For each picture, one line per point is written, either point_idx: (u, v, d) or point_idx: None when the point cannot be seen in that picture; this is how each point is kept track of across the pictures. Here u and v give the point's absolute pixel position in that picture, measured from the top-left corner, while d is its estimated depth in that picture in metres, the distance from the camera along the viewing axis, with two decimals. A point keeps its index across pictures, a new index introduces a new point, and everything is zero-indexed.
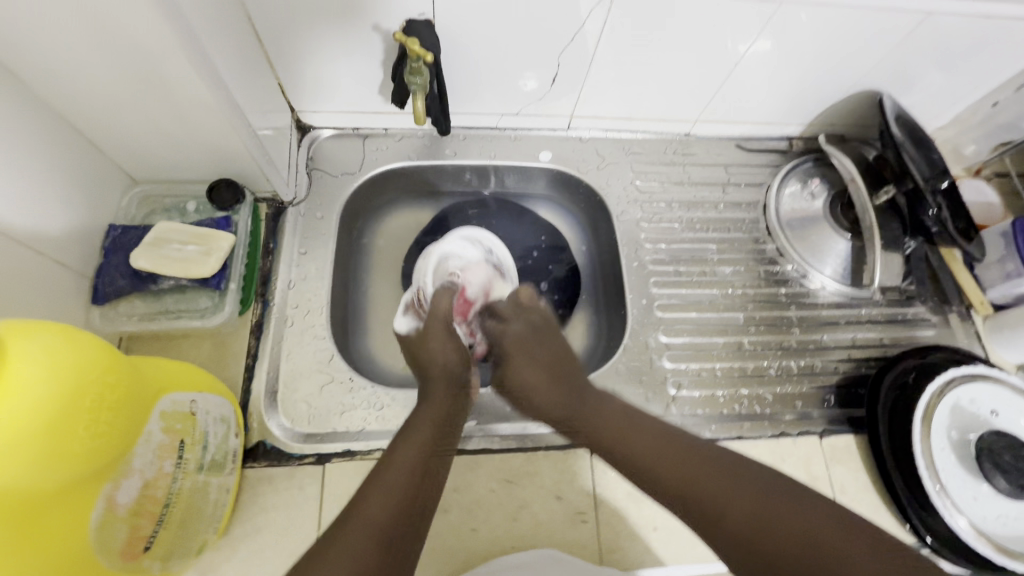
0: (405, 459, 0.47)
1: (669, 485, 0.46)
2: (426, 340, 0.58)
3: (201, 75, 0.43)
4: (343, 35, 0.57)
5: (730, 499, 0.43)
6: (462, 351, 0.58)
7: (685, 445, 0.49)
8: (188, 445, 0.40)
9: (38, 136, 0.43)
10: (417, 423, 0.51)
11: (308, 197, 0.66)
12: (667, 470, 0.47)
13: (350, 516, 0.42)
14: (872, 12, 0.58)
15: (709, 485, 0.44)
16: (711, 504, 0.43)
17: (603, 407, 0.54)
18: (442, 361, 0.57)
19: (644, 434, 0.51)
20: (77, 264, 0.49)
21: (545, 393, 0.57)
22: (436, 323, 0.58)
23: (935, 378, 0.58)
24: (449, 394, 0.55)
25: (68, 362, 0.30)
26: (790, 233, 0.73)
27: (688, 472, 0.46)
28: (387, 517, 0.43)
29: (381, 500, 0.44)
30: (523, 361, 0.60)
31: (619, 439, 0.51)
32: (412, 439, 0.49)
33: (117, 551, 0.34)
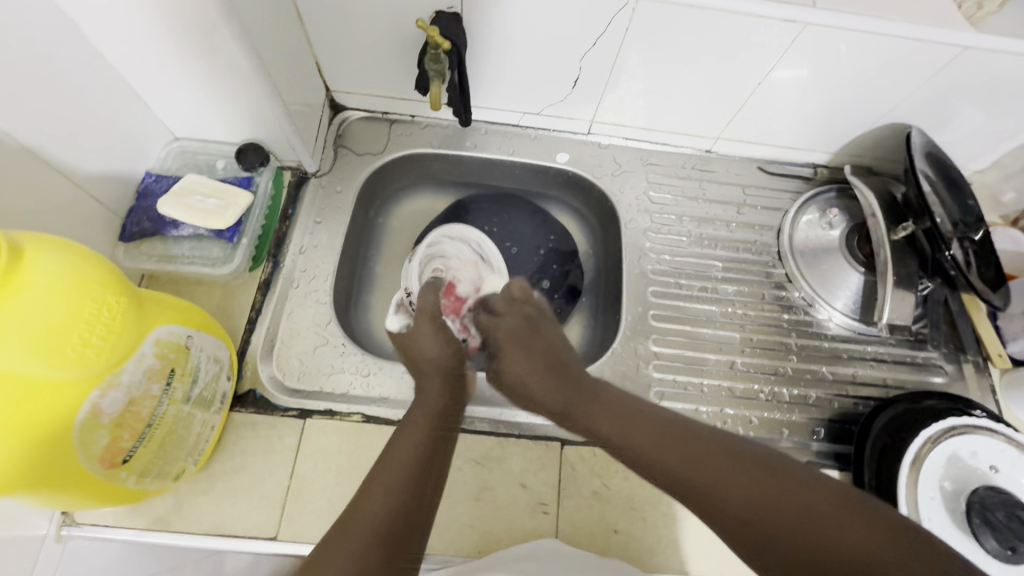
0: (404, 455, 0.53)
1: (693, 489, 0.47)
2: (416, 338, 0.66)
3: (239, 43, 0.48)
4: (379, 23, 0.60)
5: (726, 482, 0.46)
6: (450, 341, 0.67)
7: (686, 434, 0.51)
8: (179, 374, 0.44)
9: (90, 82, 0.48)
10: (414, 432, 0.54)
11: (330, 171, 0.69)
12: (668, 456, 0.50)
13: (353, 514, 0.49)
14: (903, 41, 0.57)
15: (708, 468, 0.47)
16: (724, 509, 0.45)
17: (597, 395, 0.58)
18: (434, 359, 0.64)
19: (639, 419, 0.54)
20: (109, 202, 0.54)
21: (538, 381, 0.61)
22: (423, 325, 0.67)
23: (936, 423, 0.56)
24: (446, 395, 0.59)
25: (75, 274, 0.34)
26: (801, 260, 0.71)
27: (696, 462, 0.48)
28: (385, 516, 0.49)
29: (387, 494, 0.50)
30: (512, 350, 0.66)
31: (620, 431, 0.54)
32: (403, 443, 0.54)
33: (97, 456, 0.37)
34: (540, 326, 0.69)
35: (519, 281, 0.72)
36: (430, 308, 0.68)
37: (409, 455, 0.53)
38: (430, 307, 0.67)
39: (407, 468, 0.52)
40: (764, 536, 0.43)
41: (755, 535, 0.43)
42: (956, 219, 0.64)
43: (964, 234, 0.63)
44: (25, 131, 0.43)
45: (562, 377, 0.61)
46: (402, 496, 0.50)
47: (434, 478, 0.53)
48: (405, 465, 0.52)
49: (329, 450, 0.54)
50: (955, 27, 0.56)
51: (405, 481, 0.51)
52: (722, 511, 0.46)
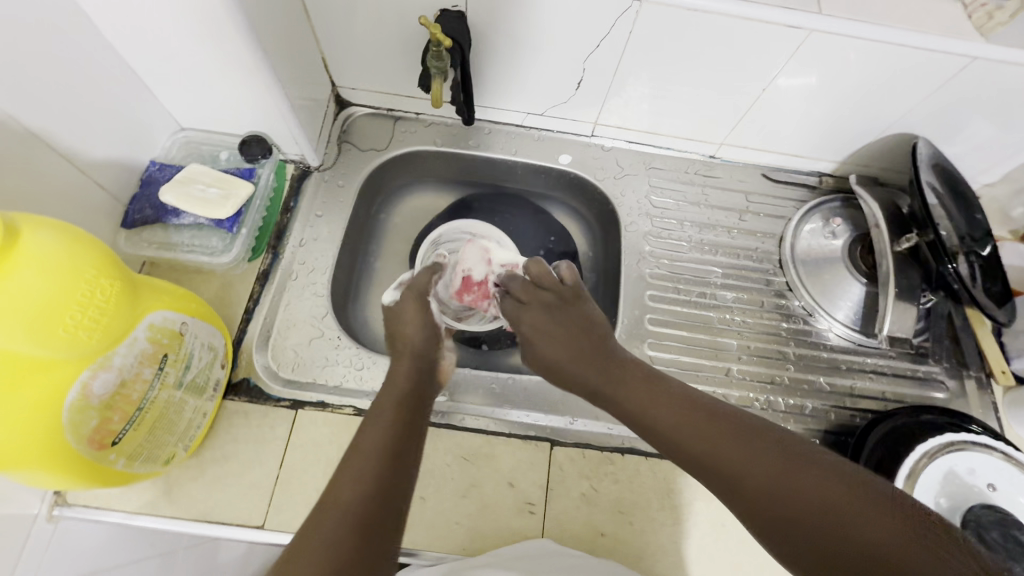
0: (375, 439, 0.43)
1: (693, 456, 0.41)
2: (401, 318, 0.56)
3: (244, 37, 0.48)
4: (385, 21, 0.61)
5: (755, 466, 0.38)
6: (431, 326, 0.56)
7: (720, 418, 0.42)
8: (172, 360, 0.44)
9: (97, 70, 0.49)
10: (382, 403, 0.47)
11: (333, 166, 0.70)
12: (696, 442, 0.41)
13: (325, 499, 0.39)
14: (909, 51, 0.56)
15: (737, 453, 0.39)
16: (728, 475, 0.39)
17: (625, 366, 0.49)
18: (410, 338, 0.53)
19: (663, 396, 0.45)
20: (113, 189, 0.55)
21: (559, 358, 0.51)
22: (410, 298, 0.57)
23: (932, 439, 0.55)
24: (417, 370, 0.51)
25: (66, 256, 0.34)
26: (803, 269, 0.71)
27: (718, 445, 0.40)
28: (362, 501, 0.39)
29: (356, 481, 0.40)
30: (544, 337, 0.52)
31: (641, 403, 0.46)
32: (377, 424, 0.44)
33: (87, 437, 0.38)
34: (573, 309, 0.54)
35: (538, 259, 0.57)
36: (421, 285, 0.58)
37: (383, 436, 0.43)
38: (419, 285, 0.58)
39: (380, 457, 0.42)
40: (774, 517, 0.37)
41: (774, 524, 0.37)
42: (963, 233, 0.63)
43: (971, 248, 0.62)
44: (31, 117, 0.44)
45: (583, 341, 0.51)
46: (378, 482, 0.40)
47: (412, 462, 0.44)
48: (381, 448, 0.42)
49: (319, 442, 0.54)
50: (964, 38, 0.56)
51: (381, 463, 0.41)
52: (746, 493, 0.38)
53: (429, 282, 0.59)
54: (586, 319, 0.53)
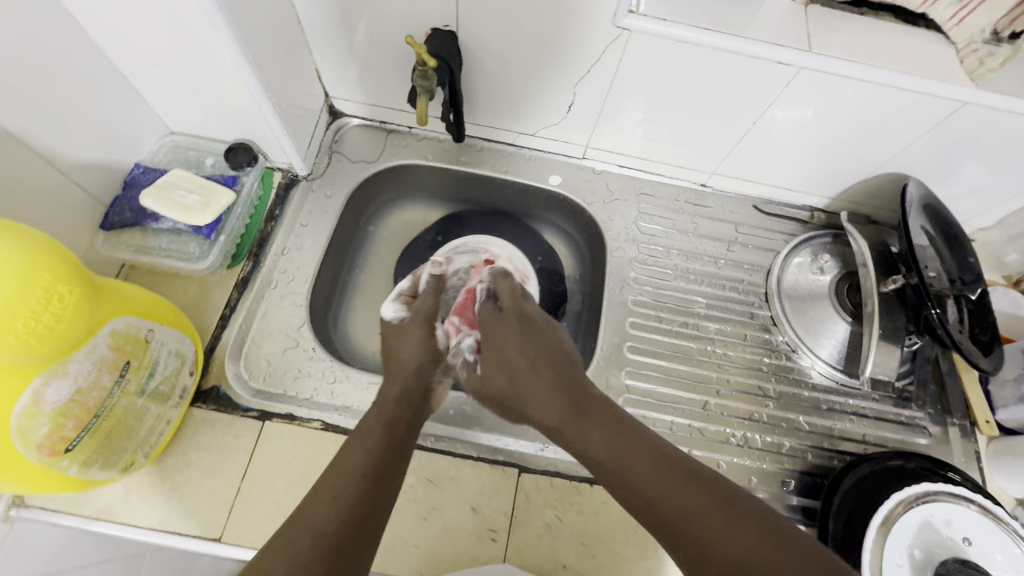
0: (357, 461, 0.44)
1: (660, 512, 0.38)
2: (400, 338, 0.58)
3: (227, 46, 0.49)
4: (378, 37, 0.61)
5: (729, 535, 0.35)
6: (430, 350, 0.57)
7: (687, 474, 0.39)
8: (134, 367, 0.44)
9: (82, 72, 0.50)
10: (370, 424, 0.48)
11: (322, 176, 0.70)
12: (663, 495, 0.38)
13: (297, 517, 0.40)
14: (900, 92, 0.56)
15: (710, 519, 0.36)
16: (697, 538, 0.36)
17: (592, 404, 0.46)
18: (406, 363, 0.55)
19: (642, 450, 0.41)
20: (94, 190, 0.55)
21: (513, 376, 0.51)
22: (416, 322, 0.59)
23: (908, 488, 0.54)
24: (408, 394, 0.53)
25: (22, 263, 0.34)
26: (789, 304, 0.70)
27: (689, 506, 0.37)
28: (337, 524, 0.39)
29: (331, 501, 0.40)
30: (505, 349, 0.52)
31: (613, 451, 0.42)
32: (362, 444, 0.45)
33: (37, 442, 0.38)
34: (537, 328, 0.54)
35: (508, 279, 0.58)
36: (427, 309, 0.60)
37: (366, 459, 0.44)
38: (423, 310, 0.59)
39: (358, 479, 0.43)
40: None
41: None
42: (954, 276, 0.62)
43: (961, 291, 0.61)
44: (8, 117, 0.44)
45: (540, 369, 0.50)
46: (353, 502, 0.41)
47: (389, 486, 0.44)
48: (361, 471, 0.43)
49: (283, 455, 0.54)
50: (956, 82, 0.55)
51: (359, 484, 0.42)
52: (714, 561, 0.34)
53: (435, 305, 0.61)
54: (553, 348, 0.52)
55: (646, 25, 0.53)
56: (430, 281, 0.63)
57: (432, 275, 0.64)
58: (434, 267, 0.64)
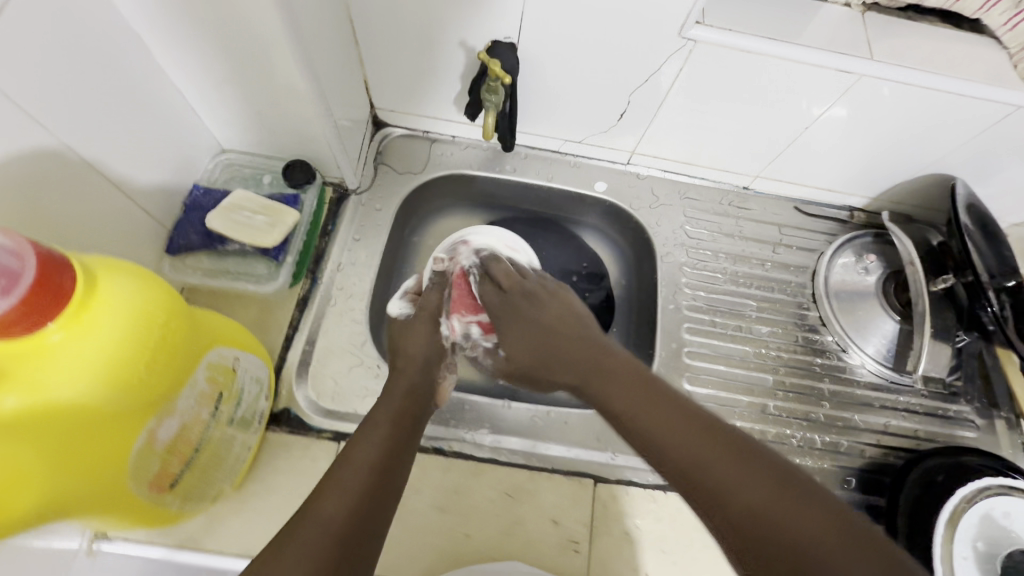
0: (367, 454, 0.42)
1: (675, 461, 0.37)
2: (407, 334, 0.56)
3: (298, 62, 0.48)
4: (432, 49, 0.60)
5: (742, 482, 0.33)
6: (437, 346, 0.55)
7: (705, 428, 0.37)
8: (225, 397, 0.44)
9: (150, 94, 0.48)
10: (377, 419, 0.46)
11: (370, 189, 0.69)
12: (681, 445, 0.37)
13: (305, 510, 0.37)
14: (957, 97, 0.57)
15: (723, 464, 0.35)
16: (710, 482, 0.34)
17: (610, 365, 0.46)
18: (415, 357, 0.54)
19: (656, 400, 0.41)
20: (158, 215, 0.54)
21: (527, 350, 0.51)
22: (422, 318, 0.57)
23: (969, 483, 0.55)
24: (416, 390, 0.51)
25: (140, 303, 0.33)
26: (836, 304, 0.71)
27: (705, 454, 0.35)
28: (347, 517, 0.37)
29: (341, 492, 0.39)
30: (515, 327, 0.53)
31: (628, 403, 0.42)
32: (370, 438, 0.43)
33: (148, 483, 0.37)
34: (545, 307, 0.53)
35: (503, 264, 0.58)
36: (431, 304, 0.58)
37: (374, 453, 0.42)
38: (433, 305, 0.57)
39: (368, 473, 0.41)
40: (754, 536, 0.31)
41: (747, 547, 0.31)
42: (989, 269, 0.61)
43: (999, 285, 0.60)
44: (89, 145, 0.43)
45: (554, 336, 0.50)
46: (362, 496, 0.39)
47: (397, 479, 0.43)
48: (370, 463, 0.41)
49: None
50: (1009, 86, 0.56)
51: (369, 478, 0.40)
52: (724, 504, 0.33)
53: (442, 300, 0.59)
54: (562, 315, 0.52)
55: (711, 36, 0.54)
56: (433, 278, 0.60)
57: (437, 270, 0.61)
58: (438, 264, 0.60)
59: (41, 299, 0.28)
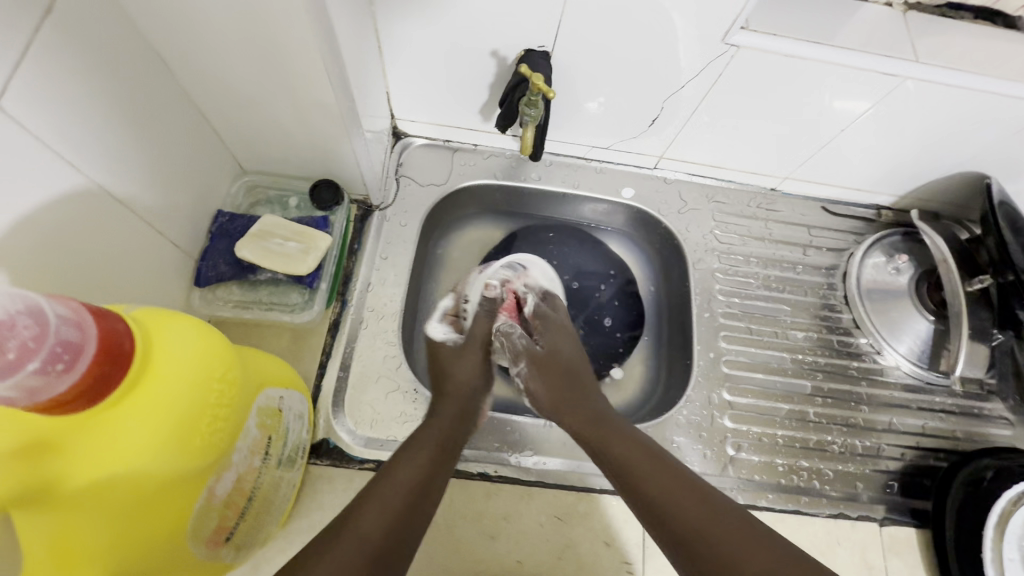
0: (408, 476, 0.41)
1: (680, 525, 0.40)
2: (456, 359, 0.56)
3: (334, 83, 0.46)
4: (460, 57, 0.57)
5: (747, 552, 0.37)
6: (485, 371, 0.56)
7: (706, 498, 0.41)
8: (274, 440, 0.42)
9: (168, 120, 0.46)
10: (421, 441, 0.44)
11: (394, 204, 0.67)
12: (687, 511, 0.40)
13: (343, 523, 0.36)
14: (1000, 98, 0.56)
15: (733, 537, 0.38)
16: (718, 553, 0.37)
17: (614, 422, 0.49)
18: (463, 384, 0.53)
19: (664, 468, 0.44)
20: (184, 244, 0.51)
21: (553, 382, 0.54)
22: (473, 348, 0.57)
23: (1015, 485, 0.55)
24: (465, 414, 0.50)
25: (197, 360, 0.31)
26: (869, 304, 0.71)
27: (710, 523, 0.39)
28: (387, 535, 0.37)
29: (380, 510, 0.38)
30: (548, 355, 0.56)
31: (643, 465, 0.44)
32: (415, 459, 0.42)
33: (206, 540, 0.35)
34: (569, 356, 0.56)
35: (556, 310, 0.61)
36: (483, 332, 0.58)
37: (417, 476, 0.41)
38: (481, 334, 0.58)
39: (407, 495, 0.39)
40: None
41: None
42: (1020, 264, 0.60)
43: None
44: (112, 182, 0.41)
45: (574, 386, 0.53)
46: (399, 515, 0.38)
47: (432, 507, 0.41)
48: (411, 484, 0.40)
49: None
50: None
51: (408, 501, 0.39)
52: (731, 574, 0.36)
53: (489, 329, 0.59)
54: (577, 369, 0.55)
55: (755, 40, 0.52)
56: (484, 303, 0.61)
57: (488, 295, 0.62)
58: (490, 289, 0.61)
59: (101, 368, 0.27)
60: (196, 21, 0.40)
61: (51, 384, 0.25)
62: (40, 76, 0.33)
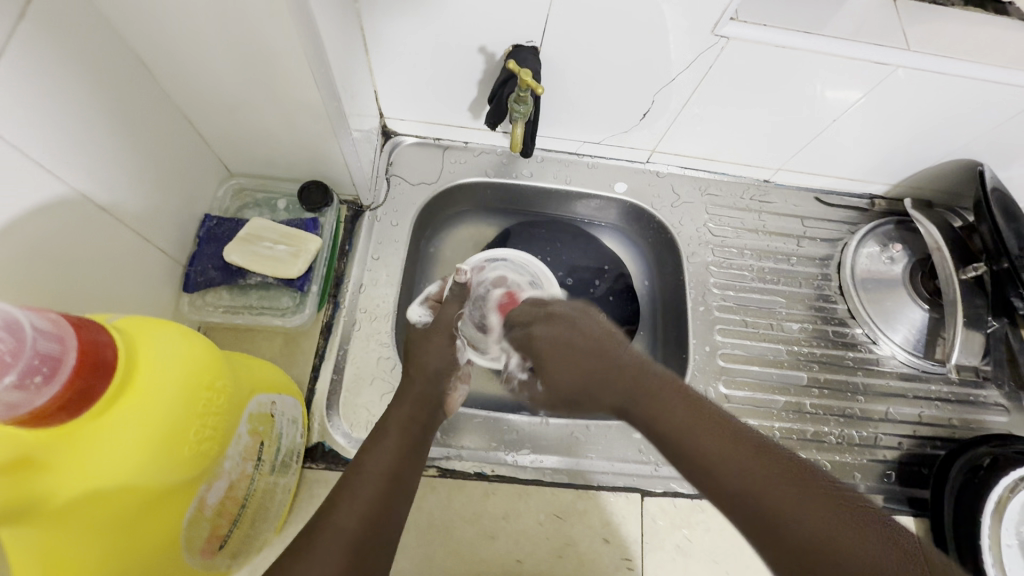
0: (377, 464, 0.40)
1: (730, 485, 0.35)
2: (422, 343, 0.52)
3: (320, 84, 0.45)
4: (447, 55, 0.57)
5: (805, 511, 0.32)
6: (450, 359, 0.52)
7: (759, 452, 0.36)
8: (266, 446, 0.41)
9: (149, 123, 0.45)
10: (388, 425, 0.43)
11: (385, 204, 0.66)
12: (736, 469, 0.35)
13: (318, 518, 0.36)
14: (992, 85, 0.56)
15: (780, 493, 0.33)
16: (771, 512, 0.33)
17: (651, 380, 0.44)
18: (428, 367, 0.50)
19: (698, 420, 0.39)
20: (172, 249, 0.51)
21: (569, 377, 0.47)
22: (440, 331, 0.53)
23: (1012, 471, 0.55)
24: (429, 401, 0.48)
25: (181, 367, 0.31)
26: (864, 295, 0.70)
27: (763, 479, 0.34)
28: (361, 523, 0.36)
29: (350, 503, 0.37)
30: (556, 347, 0.48)
31: (676, 422, 0.40)
32: (382, 446, 0.41)
33: (199, 550, 0.35)
34: (579, 333, 0.48)
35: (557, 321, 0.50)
36: (449, 316, 0.54)
37: (387, 462, 0.40)
38: (447, 320, 0.53)
39: (381, 482, 0.39)
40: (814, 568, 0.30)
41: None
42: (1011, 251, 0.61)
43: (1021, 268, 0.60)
44: (94, 189, 0.40)
45: (601, 356, 0.46)
46: (374, 502, 0.37)
47: (410, 491, 0.41)
48: (383, 470, 0.40)
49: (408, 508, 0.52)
50: None
51: (380, 489, 0.38)
52: (777, 531, 0.32)
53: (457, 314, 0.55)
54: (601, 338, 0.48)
55: (745, 32, 0.51)
56: (454, 288, 0.56)
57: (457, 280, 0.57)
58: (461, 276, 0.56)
59: (83, 380, 0.26)
60: (176, 23, 0.39)
61: (31, 399, 0.25)
62: (14, 80, 0.32)
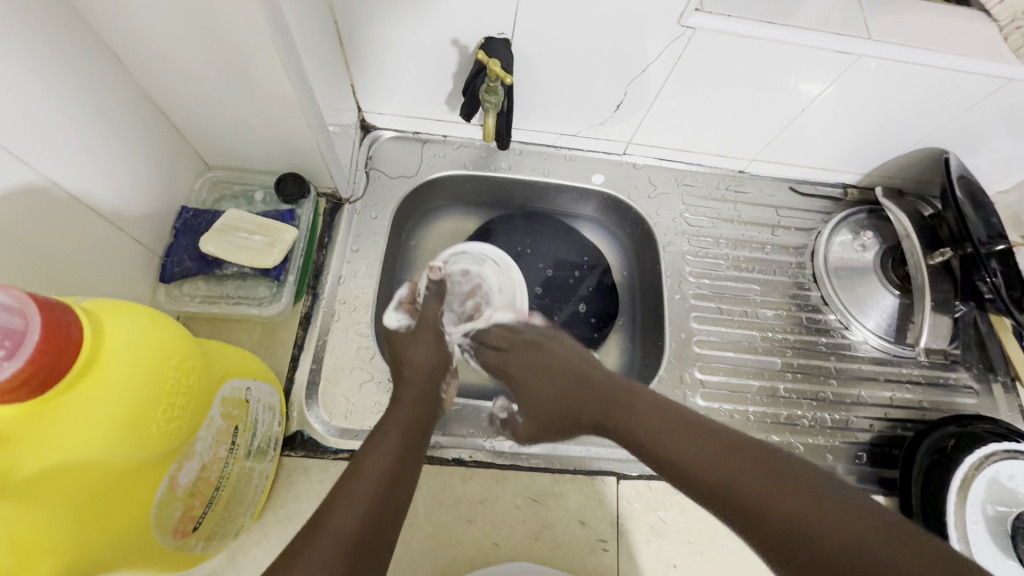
0: (376, 466, 0.41)
1: (707, 486, 0.41)
2: (410, 343, 0.55)
3: (292, 77, 0.46)
4: (423, 49, 0.58)
5: (773, 495, 0.38)
6: (440, 352, 0.56)
7: (725, 444, 0.42)
8: (241, 431, 0.42)
9: (122, 116, 0.46)
10: (386, 428, 0.45)
11: (364, 197, 0.67)
12: (712, 471, 0.41)
13: (315, 521, 0.36)
14: (953, 74, 0.57)
15: (752, 481, 0.39)
16: (745, 504, 0.38)
17: (625, 394, 0.50)
18: (420, 366, 0.53)
19: (672, 423, 0.45)
20: (147, 241, 0.51)
21: (545, 405, 0.54)
22: (426, 329, 0.57)
23: (975, 450, 0.57)
24: (423, 397, 0.50)
25: (148, 347, 0.32)
26: (836, 282, 0.72)
27: (736, 474, 0.40)
28: (361, 525, 0.37)
29: (350, 504, 0.37)
30: (531, 379, 0.56)
31: (652, 433, 0.45)
32: (381, 447, 0.42)
33: (172, 529, 0.36)
34: (554, 358, 0.56)
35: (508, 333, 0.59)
36: (432, 317, 0.58)
37: (384, 464, 0.41)
38: (432, 318, 0.58)
39: (380, 483, 0.40)
40: (794, 551, 0.35)
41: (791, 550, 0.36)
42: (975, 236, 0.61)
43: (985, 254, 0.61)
44: (67, 180, 0.41)
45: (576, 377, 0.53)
46: (374, 503, 0.38)
47: (406, 493, 0.42)
48: (381, 472, 0.40)
49: None
50: (1001, 59, 0.57)
51: (378, 491, 0.39)
52: (764, 520, 0.37)
53: (438, 314, 0.59)
54: (569, 361, 0.55)
55: (711, 23, 0.53)
56: (431, 288, 0.59)
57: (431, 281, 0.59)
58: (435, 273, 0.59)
59: (47, 357, 0.27)
60: (147, 18, 0.40)
61: None
62: None
